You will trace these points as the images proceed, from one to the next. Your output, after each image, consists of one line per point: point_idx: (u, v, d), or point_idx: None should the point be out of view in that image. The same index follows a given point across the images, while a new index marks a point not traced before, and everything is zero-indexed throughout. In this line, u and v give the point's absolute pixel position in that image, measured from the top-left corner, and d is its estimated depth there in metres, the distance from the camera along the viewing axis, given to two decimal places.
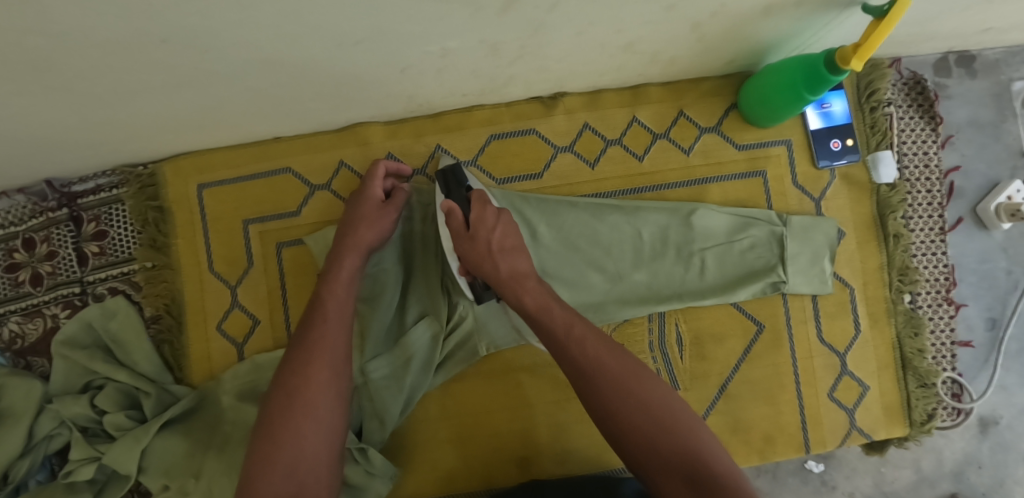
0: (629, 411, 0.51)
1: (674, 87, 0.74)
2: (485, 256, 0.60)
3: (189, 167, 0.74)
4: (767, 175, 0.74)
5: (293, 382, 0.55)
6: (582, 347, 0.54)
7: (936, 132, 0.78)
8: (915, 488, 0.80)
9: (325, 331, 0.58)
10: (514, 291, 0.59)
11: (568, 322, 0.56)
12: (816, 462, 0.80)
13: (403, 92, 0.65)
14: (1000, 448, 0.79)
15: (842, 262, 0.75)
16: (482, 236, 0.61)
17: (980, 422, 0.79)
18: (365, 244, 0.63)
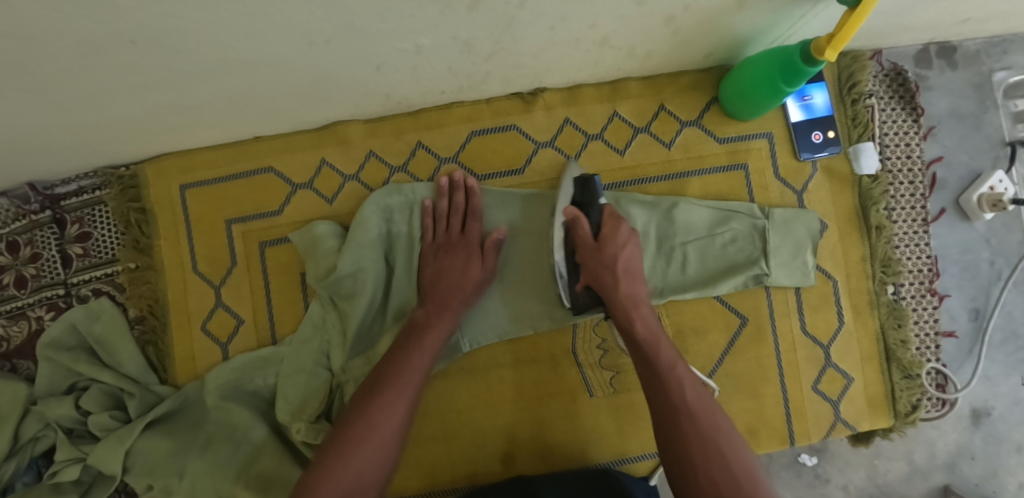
0: (710, 458, 0.54)
1: (654, 82, 0.74)
2: (608, 270, 0.64)
3: (170, 168, 0.74)
4: (748, 168, 0.74)
5: (378, 401, 0.58)
6: (679, 384, 0.58)
7: (918, 123, 0.78)
8: (908, 480, 0.80)
9: (414, 359, 0.62)
10: (627, 312, 0.63)
11: (670, 361, 0.59)
12: (808, 456, 0.80)
13: (381, 90, 0.66)
14: (992, 439, 0.79)
15: (824, 254, 0.75)
16: (608, 251, 0.65)
17: (972, 413, 0.80)
18: (472, 279, 0.67)
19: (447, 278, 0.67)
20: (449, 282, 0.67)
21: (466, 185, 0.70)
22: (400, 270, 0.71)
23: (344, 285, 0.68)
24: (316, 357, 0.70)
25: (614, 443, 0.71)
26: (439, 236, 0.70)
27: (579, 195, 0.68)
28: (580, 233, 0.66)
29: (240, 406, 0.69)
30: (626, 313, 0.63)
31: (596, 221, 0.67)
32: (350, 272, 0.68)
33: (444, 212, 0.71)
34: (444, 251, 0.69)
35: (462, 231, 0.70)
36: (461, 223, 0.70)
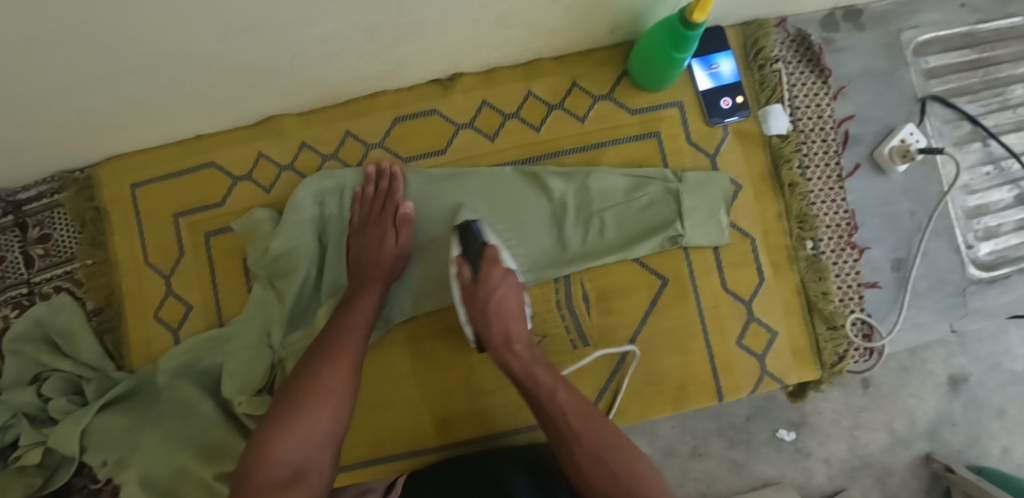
0: (598, 478, 0.58)
1: (566, 60, 0.78)
2: (481, 314, 0.68)
3: (122, 169, 0.80)
4: (661, 136, 0.78)
5: (322, 356, 0.64)
6: (561, 413, 0.62)
7: (827, 85, 0.81)
8: (889, 448, 0.92)
9: (354, 319, 0.67)
10: (501, 354, 0.67)
11: (550, 391, 0.63)
12: (786, 432, 0.91)
13: (303, 81, 0.70)
14: (971, 404, 0.93)
15: (740, 213, 0.78)
16: (483, 295, 0.68)
17: (952, 381, 0.94)
18: (395, 255, 0.72)
19: (373, 255, 0.71)
20: (369, 259, 0.71)
21: (390, 171, 0.75)
22: (333, 249, 0.76)
23: (279, 264, 0.73)
24: (259, 337, 0.74)
25: None
26: (363, 217, 0.74)
27: (463, 244, 0.70)
28: (467, 276, 0.69)
29: (191, 384, 0.72)
30: (510, 350, 0.67)
31: None
32: (284, 251, 0.72)
33: (371, 196, 0.75)
34: (365, 230, 0.73)
35: (381, 212, 0.74)
36: (382, 203, 0.74)
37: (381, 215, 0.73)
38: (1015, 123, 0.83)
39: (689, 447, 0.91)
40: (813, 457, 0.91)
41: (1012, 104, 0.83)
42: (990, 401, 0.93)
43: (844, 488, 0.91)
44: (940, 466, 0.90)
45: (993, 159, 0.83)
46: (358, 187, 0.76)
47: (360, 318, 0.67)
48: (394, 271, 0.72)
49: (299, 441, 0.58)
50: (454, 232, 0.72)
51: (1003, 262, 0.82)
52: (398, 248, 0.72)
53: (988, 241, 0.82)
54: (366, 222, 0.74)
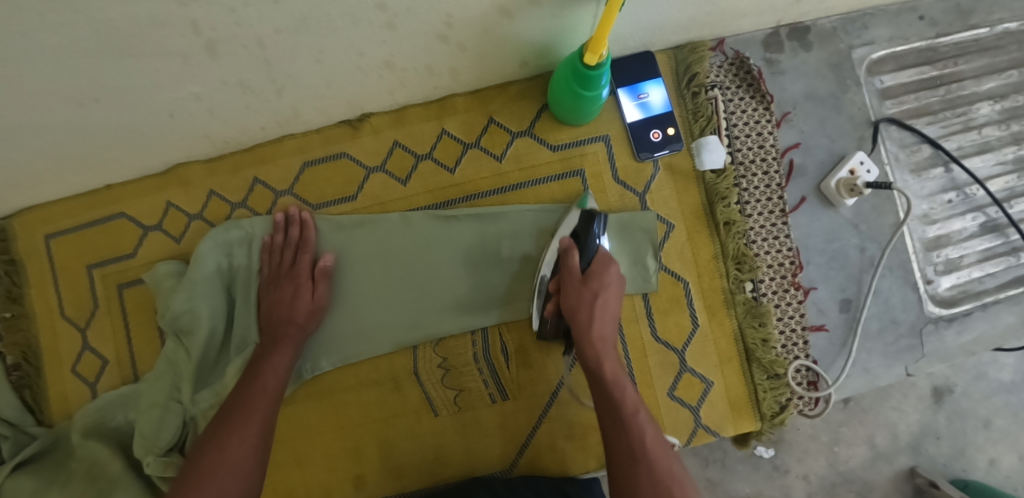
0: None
1: (480, 96, 0.73)
2: (586, 305, 0.65)
3: (35, 221, 0.78)
4: (585, 174, 0.73)
5: (226, 427, 0.60)
6: (640, 428, 0.60)
7: (770, 111, 0.74)
8: (871, 464, 0.87)
9: (262, 386, 0.64)
10: (595, 352, 0.63)
11: (634, 400, 0.61)
12: (765, 448, 0.87)
13: (195, 132, 0.67)
14: (957, 416, 0.88)
15: (672, 255, 0.73)
16: (593, 288, 0.66)
17: (936, 392, 0.89)
18: (304, 310, 0.68)
19: (283, 311, 0.68)
20: (281, 314, 0.68)
21: (300, 218, 0.72)
22: (240, 303, 0.73)
23: (181, 321, 0.71)
24: (167, 394, 0.72)
25: (462, 458, 0.73)
26: (275, 269, 0.72)
27: (581, 226, 0.69)
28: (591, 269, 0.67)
29: (101, 443, 0.72)
30: (608, 351, 0.64)
31: (589, 259, 0.68)
32: (185, 309, 0.70)
33: (280, 245, 0.72)
34: (276, 283, 0.71)
35: (293, 265, 0.70)
36: (294, 255, 0.71)
37: (293, 268, 0.70)
38: (978, 145, 0.77)
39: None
40: (790, 474, 0.87)
41: (976, 124, 0.77)
42: (976, 412, 0.88)
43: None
44: (924, 481, 0.85)
45: (956, 185, 0.77)
46: (266, 237, 0.73)
47: (268, 388, 0.64)
48: (308, 326, 0.69)
49: None
50: (571, 214, 0.70)
51: (965, 297, 0.77)
52: (307, 303, 0.69)
53: (949, 274, 0.77)
54: (277, 274, 0.71)
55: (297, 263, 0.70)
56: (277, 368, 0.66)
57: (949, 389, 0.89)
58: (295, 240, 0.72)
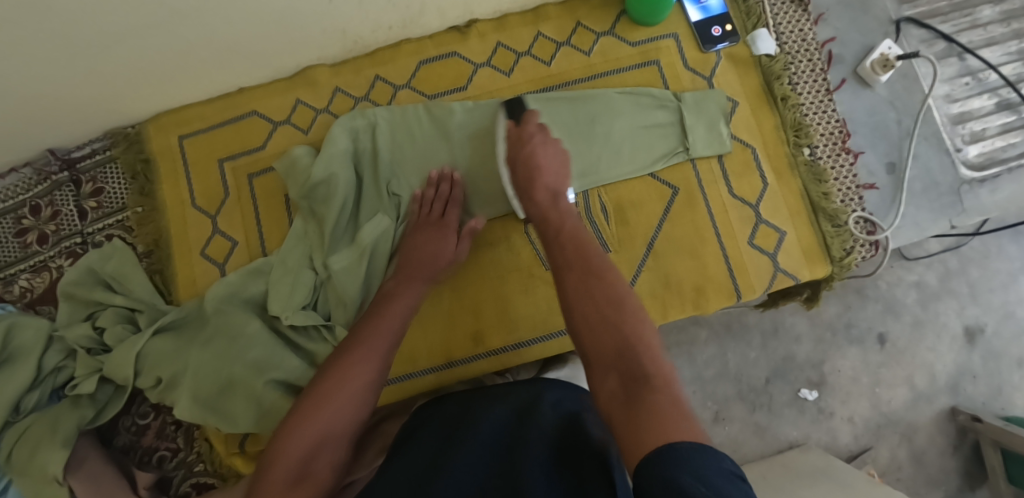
0: (577, 297, 0.54)
1: (568, 4, 0.87)
2: (519, 162, 0.74)
3: (169, 123, 0.88)
4: (660, 64, 0.86)
5: (346, 354, 0.61)
6: (563, 248, 0.61)
7: (808, 12, 0.89)
8: (912, 404, 1.08)
9: (382, 318, 0.65)
10: (529, 194, 0.72)
11: (559, 223, 0.66)
12: (808, 392, 1.08)
13: (333, 27, 0.79)
14: (989, 357, 1.08)
15: (739, 126, 0.85)
16: (532, 143, 0.74)
17: (968, 333, 1.09)
18: (440, 260, 0.74)
19: (425, 258, 0.74)
20: (422, 257, 0.74)
21: (451, 178, 0.79)
22: (368, 181, 0.82)
23: (318, 191, 0.79)
24: (302, 261, 0.79)
25: None
26: (421, 216, 0.78)
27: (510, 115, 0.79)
28: (512, 153, 0.75)
29: (239, 308, 0.78)
30: (530, 199, 0.71)
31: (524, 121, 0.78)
32: (323, 179, 0.79)
33: (429, 199, 0.78)
34: (420, 230, 0.76)
35: (442, 216, 0.77)
36: (441, 207, 0.78)
37: (441, 220, 0.77)
38: (986, 39, 0.92)
39: (713, 412, 1.07)
40: (835, 416, 1.07)
41: (981, 22, 0.92)
42: (1008, 352, 1.09)
43: (870, 446, 1.06)
44: (966, 417, 1.04)
45: (971, 71, 0.91)
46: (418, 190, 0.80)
47: (390, 319, 0.65)
48: (438, 276, 0.74)
49: (312, 438, 0.55)
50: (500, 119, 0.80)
51: (991, 163, 0.89)
52: (447, 254, 0.75)
53: (975, 144, 0.90)
54: (419, 223, 0.77)
55: (447, 219, 0.77)
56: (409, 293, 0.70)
57: (980, 329, 1.09)
58: (440, 195, 0.78)
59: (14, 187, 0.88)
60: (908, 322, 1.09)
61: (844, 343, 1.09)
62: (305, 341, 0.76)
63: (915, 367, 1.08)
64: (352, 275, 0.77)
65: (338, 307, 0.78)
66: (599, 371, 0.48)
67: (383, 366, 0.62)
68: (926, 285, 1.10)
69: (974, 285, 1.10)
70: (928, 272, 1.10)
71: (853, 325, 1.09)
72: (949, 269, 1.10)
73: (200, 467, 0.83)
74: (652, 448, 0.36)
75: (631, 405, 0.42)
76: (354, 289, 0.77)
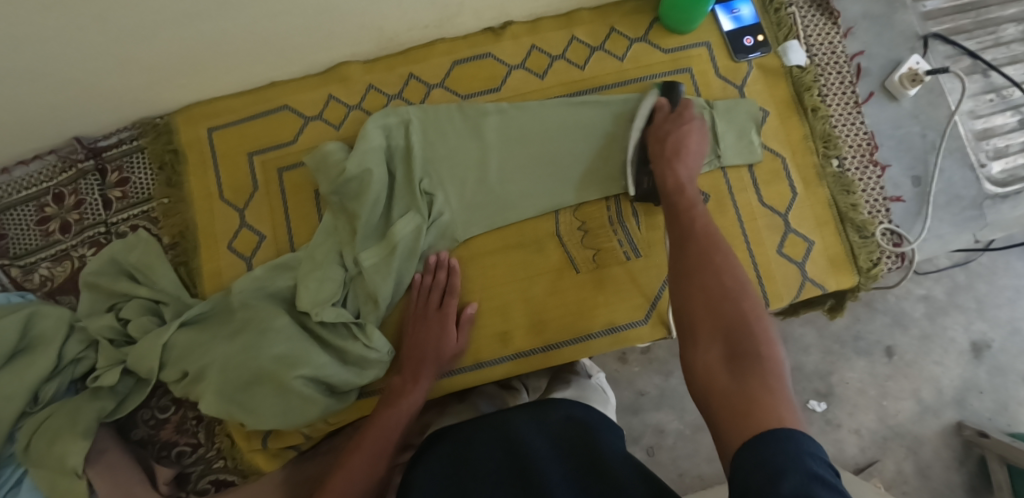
0: (689, 269, 0.56)
1: (602, 10, 0.87)
2: (659, 141, 0.75)
3: (199, 115, 0.87)
4: (692, 71, 0.86)
5: (351, 456, 0.65)
6: (693, 221, 0.63)
7: (837, 25, 0.90)
8: (917, 417, 1.09)
9: (383, 418, 0.68)
10: (670, 164, 0.72)
11: (690, 202, 0.66)
12: (818, 402, 1.09)
13: (372, 23, 0.79)
14: (995, 372, 1.09)
15: (769, 136, 0.85)
16: (676, 123, 0.75)
17: (974, 348, 1.10)
18: (444, 353, 0.75)
19: (423, 353, 0.74)
20: (419, 355, 0.74)
21: (449, 264, 0.78)
22: (401, 178, 0.81)
23: (351, 187, 0.78)
24: (331, 257, 0.78)
25: (602, 313, 0.80)
26: (421, 308, 0.77)
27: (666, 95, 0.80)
28: (659, 129, 0.76)
29: (266, 302, 0.77)
30: (671, 168, 0.71)
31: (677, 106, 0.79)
32: (358, 175, 0.78)
33: (428, 286, 0.78)
34: (420, 324, 0.76)
35: (441, 306, 0.77)
36: (440, 297, 0.77)
37: (441, 309, 0.77)
38: (1009, 57, 0.93)
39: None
40: (842, 428, 1.09)
41: (1005, 41, 0.94)
42: (1013, 368, 1.10)
43: (877, 459, 1.08)
44: (971, 432, 1.05)
45: (994, 88, 0.92)
46: (417, 274, 0.79)
47: (388, 418, 0.68)
48: (441, 367, 0.75)
49: None
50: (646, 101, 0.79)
51: (1014, 180, 0.91)
52: (448, 340, 0.75)
53: (999, 160, 0.91)
54: (421, 317, 0.77)
55: (445, 306, 0.76)
56: (422, 359, 0.73)
57: (987, 345, 1.10)
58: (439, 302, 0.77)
59: (37, 174, 0.87)
60: (915, 335, 1.11)
61: (852, 355, 1.11)
62: (333, 336, 0.75)
63: (922, 381, 1.09)
64: (382, 272, 0.77)
65: (367, 303, 0.77)
66: (699, 343, 0.51)
67: (384, 457, 0.65)
68: (933, 298, 1.12)
69: (981, 300, 1.11)
70: (935, 286, 1.12)
71: (862, 337, 1.11)
72: (956, 283, 1.12)
73: (220, 464, 0.81)
74: (766, 434, 0.39)
75: (734, 385, 0.45)
76: (383, 286, 0.76)
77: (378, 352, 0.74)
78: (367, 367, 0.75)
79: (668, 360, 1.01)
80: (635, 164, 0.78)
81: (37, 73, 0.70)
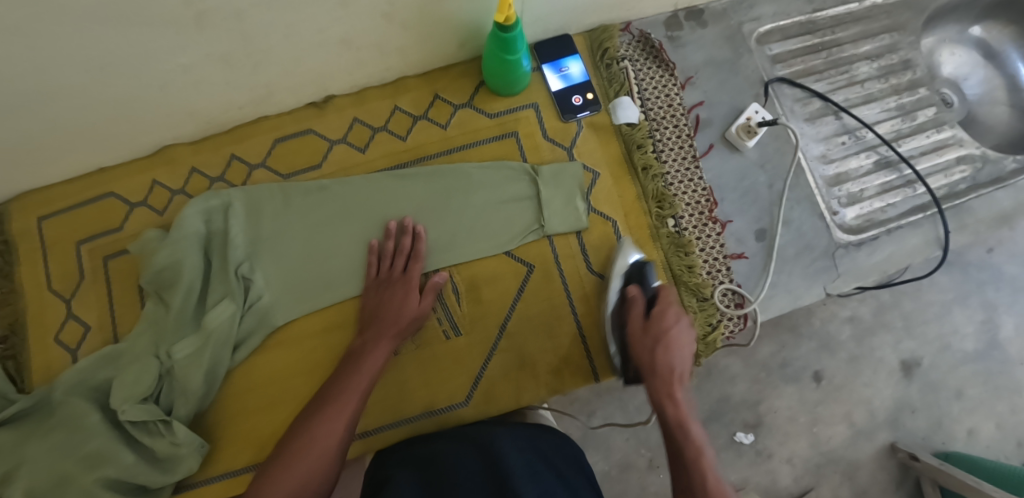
0: (689, 476, 0.55)
1: (429, 76, 0.86)
2: (649, 352, 0.67)
3: (29, 204, 0.86)
4: (519, 135, 0.84)
5: (322, 406, 0.65)
6: (682, 422, 0.61)
7: (674, 76, 0.87)
8: (853, 441, 1.01)
9: (358, 377, 0.68)
10: (666, 359, 0.66)
11: (676, 404, 0.62)
12: (744, 434, 0.99)
13: (180, 110, 0.78)
14: (928, 388, 1.03)
15: (600, 198, 0.82)
16: (654, 334, 0.68)
17: (905, 366, 1.03)
18: (408, 313, 0.74)
19: (387, 312, 0.74)
20: (387, 315, 0.74)
21: (415, 229, 0.78)
22: (218, 264, 0.80)
23: (163, 277, 0.77)
24: (148, 348, 0.77)
25: (424, 394, 0.77)
26: (384, 272, 0.78)
27: (635, 281, 0.76)
28: (643, 345, 0.68)
29: (81, 399, 0.75)
30: (654, 376, 0.65)
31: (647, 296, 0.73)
32: (167, 265, 0.77)
33: (390, 252, 0.78)
34: (387, 286, 0.77)
35: (404, 271, 0.77)
36: (406, 260, 0.78)
37: (407, 277, 0.76)
38: (863, 96, 0.91)
39: (646, 460, 0.97)
40: (774, 457, 0.99)
41: (859, 79, 0.91)
42: (945, 384, 1.03)
43: (812, 488, 0.99)
44: (905, 455, 0.98)
45: (847, 130, 0.89)
46: (378, 239, 0.80)
47: (365, 376, 0.68)
48: (406, 332, 0.74)
49: (297, 482, 0.59)
50: (613, 282, 0.77)
51: (870, 225, 0.87)
52: (417, 302, 0.75)
53: (852, 205, 0.87)
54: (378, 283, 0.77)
55: (410, 271, 0.76)
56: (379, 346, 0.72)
57: (917, 363, 1.04)
58: (405, 251, 0.78)
59: None
60: (844, 359, 1.03)
61: (780, 382, 1.03)
62: (140, 433, 0.74)
63: (853, 403, 1.02)
64: (194, 365, 0.75)
65: (180, 396, 0.75)
66: None
67: (355, 417, 0.66)
68: (859, 319, 1.05)
69: (908, 317, 1.05)
70: (861, 306, 1.05)
71: (789, 364, 1.03)
72: (882, 303, 1.05)
73: None
74: None
75: (695, 459, 0.56)
76: (195, 379, 0.75)
77: (186, 446, 0.74)
78: (181, 462, 0.74)
79: (589, 400, 0.96)
80: (619, 348, 0.75)
81: None
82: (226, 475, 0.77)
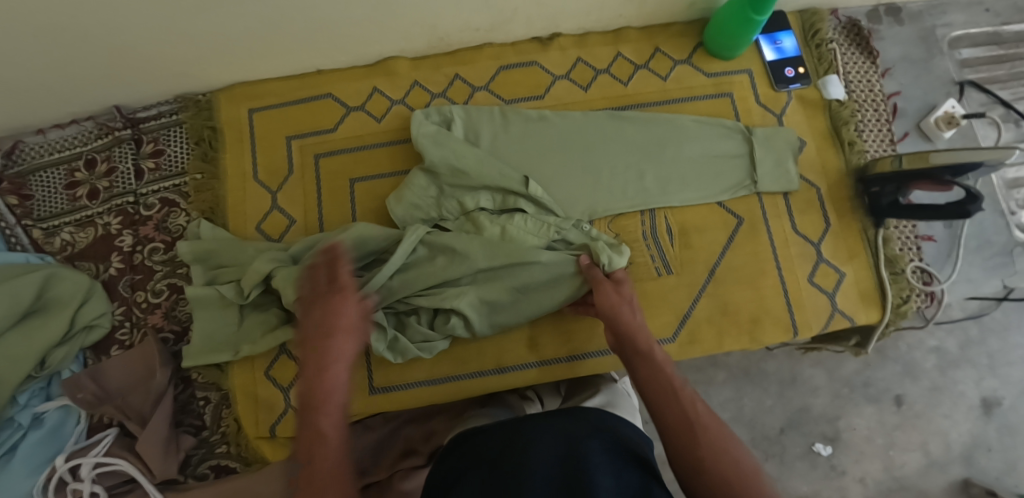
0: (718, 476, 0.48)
1: (650, 30, 0.89)
2: (611, 308, 0.64)
3: (242, 95, 0.87)
4: (733, 96, 0.87)
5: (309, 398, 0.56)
6: (692, 404, 0.54)
7: (875, 64, 0.92)
8: (926, 471, 0.96)
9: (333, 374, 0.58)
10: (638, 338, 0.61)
11: (673, 385, 0.56)
12: (823, 446, 0.97)
13: (425, 22, 0.79)
14: (1005, 430, 0.96)
15: (806, 166, 0.86)
16: (602, 296, 0.66)
17: (984, 403, 0.97)
18: (351, 331, 0.60)
19: (323, 318, 0.60)
20: (321, 317, 0.60)
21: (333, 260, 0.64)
22: None
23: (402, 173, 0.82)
24: None
25: None
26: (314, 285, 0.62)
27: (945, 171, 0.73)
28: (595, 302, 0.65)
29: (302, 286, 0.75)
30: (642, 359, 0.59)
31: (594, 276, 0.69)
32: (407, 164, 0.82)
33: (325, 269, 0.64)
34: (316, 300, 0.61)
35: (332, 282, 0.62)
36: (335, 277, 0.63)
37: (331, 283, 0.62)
38: None
39: None
40: (847, 475, 0.96)
41: None
42: None
43: None
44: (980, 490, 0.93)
45: None
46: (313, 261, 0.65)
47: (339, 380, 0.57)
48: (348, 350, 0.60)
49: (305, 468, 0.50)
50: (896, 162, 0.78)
51: None
52: (358, 340, 0.61)
53: None
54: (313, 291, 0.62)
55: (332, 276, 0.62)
56: (335, 358, 0.59)
57: (997, 401, 0.97)
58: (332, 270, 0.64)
59: (73, 138, 0.88)
60: (926, 386, 0.98)
61: (860, 401, 0.99)
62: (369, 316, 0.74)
63: (930, 432, 0.96)
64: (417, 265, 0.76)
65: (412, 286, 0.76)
66: None
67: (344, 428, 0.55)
68: (946, 351, 0.99)
69: (993, 355, 0.98)
70: (948, 337, 0.99)
71: (871, 383, 0.98)
72: (970, 337, 0.98)
73: (222, 449, 0.80)
74: None
75: (693, 422, 0.52)
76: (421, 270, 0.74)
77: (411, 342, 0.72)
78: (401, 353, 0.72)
79: None
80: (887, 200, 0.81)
81: (86, 35, 0.70)
82: (425, 383, 0.77)
